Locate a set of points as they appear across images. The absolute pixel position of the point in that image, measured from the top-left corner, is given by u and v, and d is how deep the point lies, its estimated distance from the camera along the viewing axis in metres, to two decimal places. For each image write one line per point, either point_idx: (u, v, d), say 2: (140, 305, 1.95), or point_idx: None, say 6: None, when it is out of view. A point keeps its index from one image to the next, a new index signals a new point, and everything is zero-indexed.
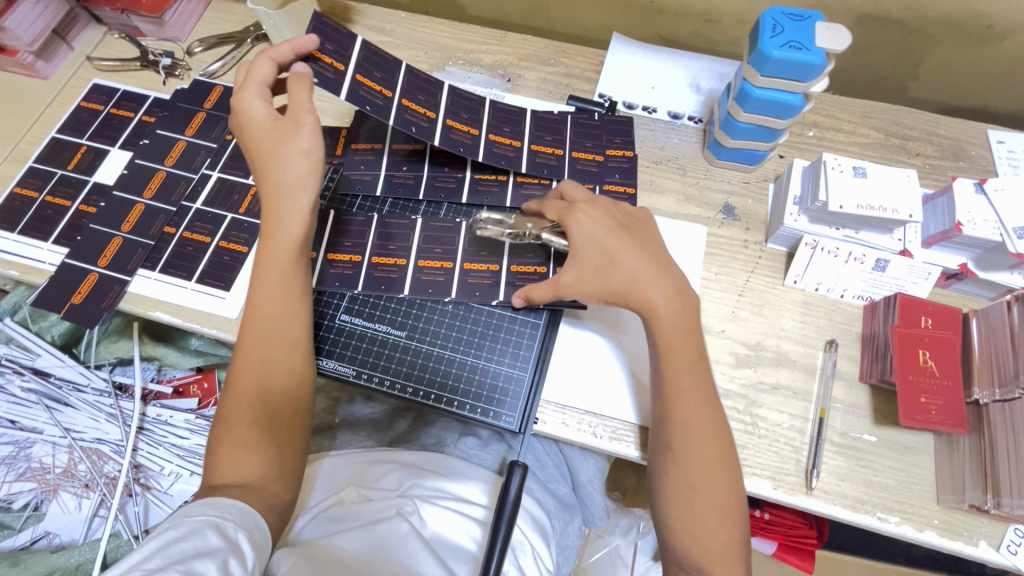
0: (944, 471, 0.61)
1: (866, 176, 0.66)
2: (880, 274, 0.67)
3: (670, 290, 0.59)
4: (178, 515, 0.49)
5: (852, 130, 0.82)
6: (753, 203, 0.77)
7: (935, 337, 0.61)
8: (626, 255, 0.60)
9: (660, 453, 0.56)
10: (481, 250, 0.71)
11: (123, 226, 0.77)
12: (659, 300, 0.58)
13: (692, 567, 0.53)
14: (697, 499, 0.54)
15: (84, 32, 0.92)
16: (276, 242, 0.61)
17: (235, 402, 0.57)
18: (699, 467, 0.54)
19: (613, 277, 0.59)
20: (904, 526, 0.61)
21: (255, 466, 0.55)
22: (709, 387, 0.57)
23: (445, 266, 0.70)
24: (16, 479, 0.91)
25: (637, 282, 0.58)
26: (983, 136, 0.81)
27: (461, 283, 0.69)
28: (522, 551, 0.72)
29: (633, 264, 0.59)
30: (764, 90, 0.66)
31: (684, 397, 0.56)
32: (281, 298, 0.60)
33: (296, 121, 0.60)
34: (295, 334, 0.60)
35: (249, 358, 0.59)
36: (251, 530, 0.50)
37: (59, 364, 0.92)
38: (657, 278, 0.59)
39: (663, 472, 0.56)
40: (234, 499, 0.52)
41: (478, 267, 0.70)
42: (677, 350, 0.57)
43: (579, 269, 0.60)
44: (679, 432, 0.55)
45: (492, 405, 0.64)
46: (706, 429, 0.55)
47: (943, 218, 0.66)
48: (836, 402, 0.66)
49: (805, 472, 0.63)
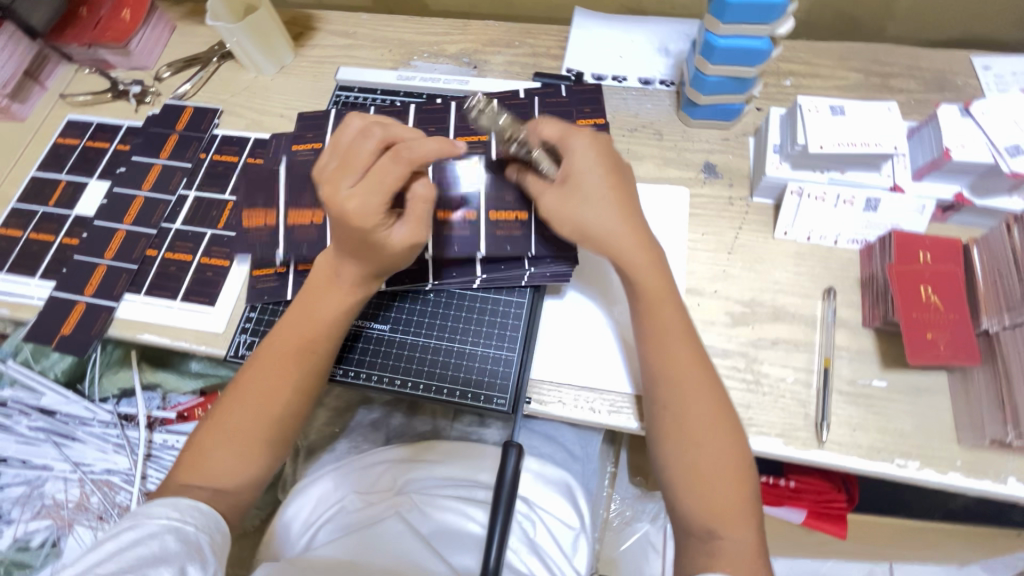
0: (961, 409, 0.58)
1: (845, 114, 0.64)
2: (873, 214, 0.65)
3: (642, 240, 0.57)
4: (137, 517, 0.49)
5: (830, 74, 0.79)
6: (735, 158, 0.75)
7: (935, 271, 0.59)
8: (608, 197, 0.58)
9: (658, 414, 0.54)
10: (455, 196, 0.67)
11: (106, 253, 0.77)
12: (632, 248, 0.57)
13: (700, 529, 0.51)
14: (699, 459, 0.52)
15: (56, 72, 0.93)
16: (326, 298, 0.60)
17: (240, 397, 0.58)
18: (698, 422, 0.53)
19: (587, 214, 0.57)
20: (926, 471, 0.58)
21: (238, 470, 0.56)
22: (697, 341, 0.56)
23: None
24: (32, 517, 0.92)
25: (612, 226, 0.57)
26: (968, 64, 0.78)
27: (438, 234, 0.66)
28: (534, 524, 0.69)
29: (608, 207, 0.57)
30: (728, 38, 0.64)
31: (672, 352, 0.55)
32: (306, 327, 0.59)
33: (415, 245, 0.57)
34: (314, 361, 0.59)
35: (262, 357, 0.59)
36: (211, 533, 0.51)
37: (64, 401, 0.93)
38: (629, 226, 0.57)
39: (663, 431, 0.54)
40: (197, 498, 0.53)
41: (454, 217, 0.66)
42: (661, 304, 0.56)
43: (562, 193, 0.59)
44: (671, 388, 0.54)
45: (482, 389, 0.63)
46: (701, 385, 0.54)
47: (930, 147, 0.63)
48: (841, 350, 0.63)
49: (816, 425, 0.60)
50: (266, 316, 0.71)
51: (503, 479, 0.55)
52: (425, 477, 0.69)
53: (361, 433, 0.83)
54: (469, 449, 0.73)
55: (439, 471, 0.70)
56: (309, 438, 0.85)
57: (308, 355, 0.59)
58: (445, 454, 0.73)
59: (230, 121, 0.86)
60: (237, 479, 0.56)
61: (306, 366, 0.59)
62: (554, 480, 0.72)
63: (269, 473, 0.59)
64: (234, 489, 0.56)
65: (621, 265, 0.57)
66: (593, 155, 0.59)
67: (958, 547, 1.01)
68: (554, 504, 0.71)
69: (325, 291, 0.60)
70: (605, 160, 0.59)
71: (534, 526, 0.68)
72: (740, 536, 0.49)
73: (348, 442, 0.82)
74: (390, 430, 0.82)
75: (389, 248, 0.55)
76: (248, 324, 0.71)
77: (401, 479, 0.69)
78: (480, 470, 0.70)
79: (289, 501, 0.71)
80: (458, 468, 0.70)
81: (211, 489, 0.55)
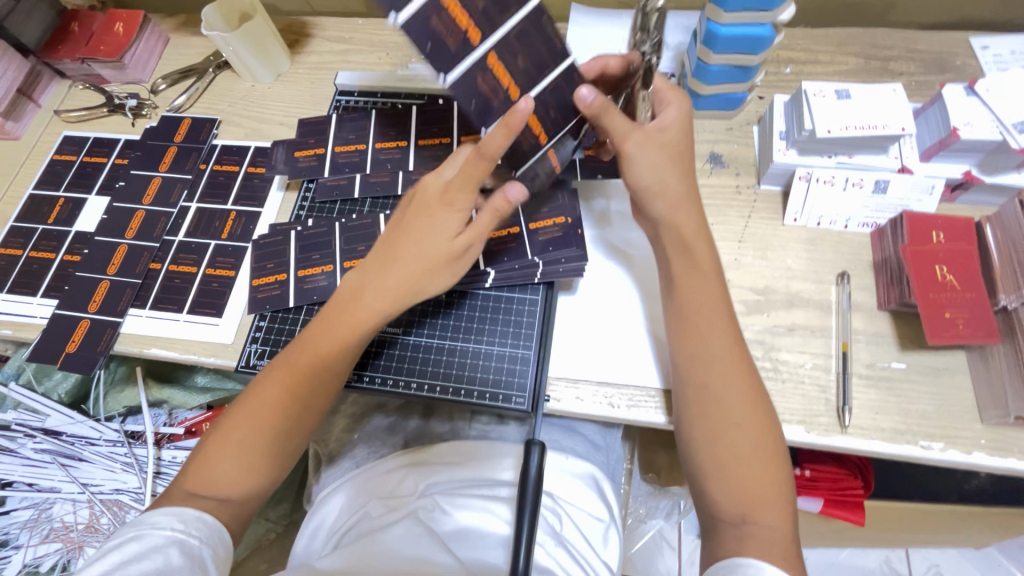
0: (983, 388, 0.58)
1: (850, 97, 0.64)
2: (881, 196, 0.65)
3: (697, 216, 0.59)
4: (142, 526, 0.49)
5: (830, 60, 0.79)
6: (740, 147, 0.75)
7: (949, 250, 0.59)
8: (680, 167, 0.59)
9: (698, 393, 0.54)
10: (517, 57, 0.53)
11: (109, 269, 0.76)
12: (689, 225, 0.59)
13: (731, 515, 0.50)
14: (731, 440, 0.51)
15: (49, 89, 0.92)
16: (360, 303, 0.59)
17: (257, 405, 0.56)
18: (731, 406, 0.52)
19: (669, 181, 0.59)
20: (950, 452, 0.57)
21: (250, 483, 0.55)
22: (734, 323, 0.56)
23: (471, 32, 0.50)
24: (40, 542, 0.91)
25: (679, 198, 0.59)
26: (966, 45, 0.78)
27: (467, 76, 0.52)
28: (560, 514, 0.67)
29: (674, 176, 0.59)
30: (731, 27, 0.64)
31: (717, 328, 0.55)
32: (330, 333, 0.58)
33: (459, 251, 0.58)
34: (335, 371, 0.58)
35: (285, 365, 0.58)
36: (216, 547, 0.50)
37: (70, 421, 0.91)
38: (687, 202, 0.59)
39: (698, 412, 0.54)
40: (202, 509, 0.52)
41: (499, 77, 0.53)
42: (711, 281, 0.57)
43: (654, 153, 0.58)
44: (712, 366, 0.54)
45: (500, 388, 0.63)
46: (734, 370, 0.54)
47: (937, 127, 0.63)
48: (857, 333, 0.63)
49: (837, 411, 0.60)
50: (275, 325, 0.69)
51: (527, 477, 0.55)
52: (448, 479, 0.69)
53: (379, 438, 0.81)
54: (486, 449, 0.72)
55: (456, 472, 0.69)
56: (329, 446, 0.84)
57: (326, 366, 0.58)
58: (460, 455, 0.72)
59: (228, 131, 0.86)
60: (244, 490, 0.55)
61: (324, 371, 0.58)
62: (581, 473, 0.71)
63: (271, 486, 0.58)
64: (239, 500, 0.54)
65: (685, 239, 0.58)
66: (682, 118, 0.60)
67: (975, 529, 1.01)
68: (581, 496, 0.70)
69: (359, 297, 0.59)
70: (686, 128, 0.60)
71: (560, 519, 0.67)
72: (771, 520, 0.49)
73: (367, 448, 0.80)
74: (408, 434, 0.81)
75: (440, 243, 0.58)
76: (259, 333, 0.69)
77: (420, 482, 0.69)
78: (498, 470, 0.69)
79: (308, 518, 0.70)
80: (477, 468, 0.69)
81: (217, 500, 0.53)
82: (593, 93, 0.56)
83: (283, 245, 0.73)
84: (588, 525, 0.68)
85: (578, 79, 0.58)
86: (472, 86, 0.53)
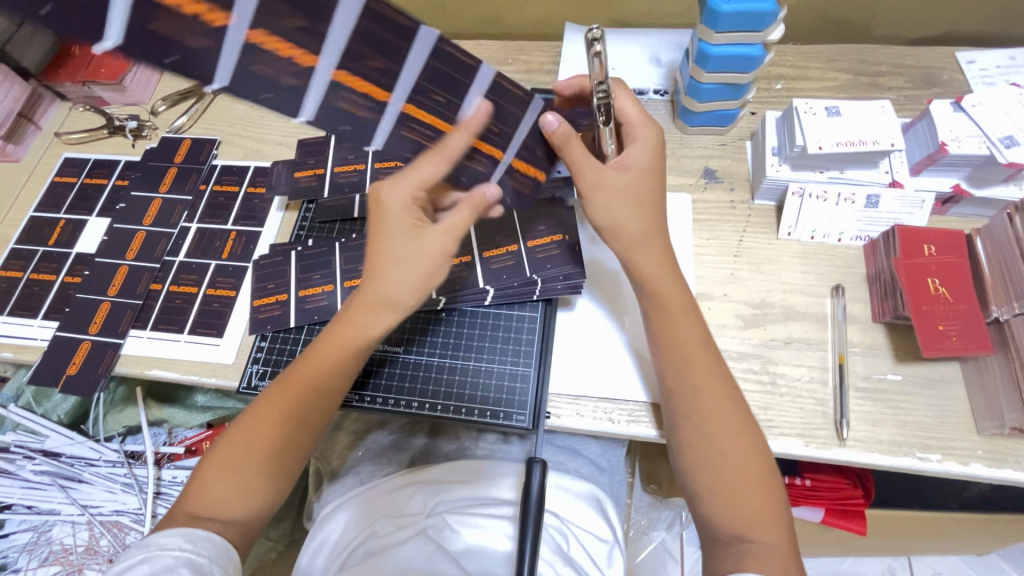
0: (978, 399, 0.59)
1: (840, 114, 0.65)
2: (873, 210, 0.66)
3: (661, 253, 0.59)
4: (151, 548, 0.49)
5: (820, 75, 0.81)
6: (733, 162, 0.76)
7: (941, 263, 0.60)
8: (643, 206, 0.58)
9: (682, 423, 0.55)
10: (437, 94, 0.50)
11: (110, 290, 0.77)
12: (652, 263, 0.58)
13: (729, 534, 0.51)
14: (724, 463, 0.52)
15: (49, 111, 0.92)
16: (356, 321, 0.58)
17: (253, 429, 0.56)
18: (721, 427, 0.53)
19: (627, 222, 0.58)
20: (947, 463, 0.58)
21: (250, 507, 0.55)
22: (712, 349, 0.57)
23: (377, 96, 0.48)
24: (39, 565, 0.89)
25: (642, 236, 0.58)
26: (952, 60, 0.80)
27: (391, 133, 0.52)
28: (568, 538, 0.68)
29: (639, 215, 0.58)
30: (721, 46, 0.65)
31: (693, 359, 0.56)
32: (327, 353, 0.58)
33: (435, 254, 0.57)
34: (331, 394, 0.59)
35: (279, 389, 0.58)
36: (225, 565, 0.51)
37: (69, 442, 0.91)
38: (651, 238, 0.58)
39: (685, 440, 0.54)
40: (207, 530, 0.52)
41: (424, 119, 0.52)
42: (682, 314, 0.57)
43: (608, 198, 0.58)
44: (695, 394, 0.54)
45: (500, 406, 0.63)
46: (718, 393, 0.54)
47: (926, 142, 0.65)
48: (853, 346, 0.64)
49: (835, 423, 0.60)
50: (276, 345, 0.70)
51: (529, 495, 0.56)
52: (454, 497, 0.69)
53: (381, 456, 0.81)
54: (490, 467, 0.72)
55: (460, 491, 0.69)
56: (332, 463, 0.85)
57: (323, 387, 0.58)
58: (468, 474, 0.72)
59: (228, 151, 0.86)
60: (246, 514, 0.55)
61: (320, 392, 0.58)
62: (583, 493, 0.71)
63: (273, 506, 0.58)
64: (241, 521, 0.55)
65: (647, 277, 0.58)
66: (648, 157, 0.59)
67: (977, 537, 1.01)
68: (584, 516, 0.70)
69: (349, 314, 0.59)
70: (652, 163, 0.59)
71: (567, 539, 0.68)
72: (771, 537, 0.49)
73: (370, 466, 0.80)
74: (410, 452, 0.81)
75: (412, 246, 0.57)
76: (260, 353, 0.70)
77: (427, 500, 0.69)
78: (501, 488, 0.69)
79: (311, 534, 0.70)
80: (481, 486, 0.70)
81: (219, 521, 0.54)
82: (559, 117, 0.58)
83: (283, 265, 0.74)
84: (592, 546, 0.68)
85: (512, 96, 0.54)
86: (402, 137, 0.54)
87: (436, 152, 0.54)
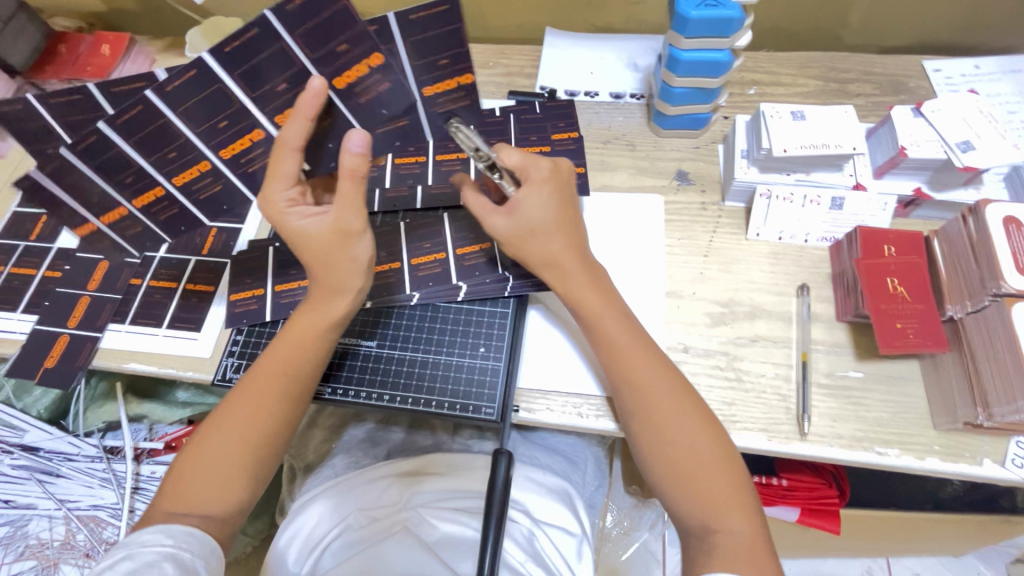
0: (934, 395, 0.60)
1: (805, 118, 0.68)
2: (839, 212, 0.68)
3: (582, 256, 0.61)
4: (132, 545, 0.49)
5: (792, 82, 0.83)
6: (705, 165, 0.78)
7: (900, 263, 0.61)
8: (557, 218, 0.60)
9: (635, 423, 0.56)
10: (220, 122, 0.57)
11: (47, 361, 0.72)
12: (577, 269, 0.61)
13: (698, 527, 0.52)
14: (677, 456, 0.54)
15: None
16: (315, 309, 0.60)
17: (224, 418, 0.58)
18: (671, 424, 0.54)
19: (549, 238, 0.60)
20: (905, 457, 0.59)
21: (223, 499, 0.55)
22: (650, 345, 0.59)
23: (201, 167, 0.62)
24: (15, 559, 0.90)
25: (558, 255, 0.60)
26: (919, 68, 0.82)
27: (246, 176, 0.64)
28: (537, 538, 0.68)
29: (559, 227, 0.61)
30: (691, 51, 0.67)
31: (631, 357, 0.57)
32: (292, 342, 0.60)
33: (351, 231, 0.57)
34: (297, 386, 0.59)
35: (247, 381, 0.59)
36: (207, 558, 0.51)
37: (47, 437, 0.91)
38: (570, 246, 0.61)
39: (643, 442, 0.56)
40: (187, 525, 0.53)
41: (242, 143, 0.60)
42: (606, 312, 0.59)
43: (512, 221, 0.60)
44: (635, 390, 0.56)
45: (470, 399, 0.64)
46: (665, 387, 0.56)
47: (888, 146, 0.67)
48: (817, 344, 0.65)
49: (797, 418, 0.61)
50: (252, 338, 0.71)
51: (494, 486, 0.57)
52: (433, 489, 0.70)
53: (360, 449, 0.82)
54: (466, 461, 0.74)
55: (439, 483, 0.70)
56: (307, 458, 0.86)
57: (289, 377, 0.59)
58: (447, 466, 0.73)
59: None
60: (224, 504, 0.55)
61: (291, 384, 0.59)
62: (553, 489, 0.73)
63: (253, 498, 0.59)
64: (220, 514, 0.55)
65: (568, 286, 0.61)
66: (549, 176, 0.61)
67: (950, 537, 1.02)
68: (554, 514, 0.71)
69: (316, 303, 0.61)
70: (554, 178, 0.61)
71: (540, 541, 0.68)
72: (737, 524, 0.51)
73: (347, 457, 0.81)
74: (389, 445, 0.82)
75: (317, 231, 0.57)
76: (235, 346, 0.71)
77: (405, 492, 0.69)
78: (476, 480, 0.71)
79: (284, 527, 0.69)
80: (457, 479, 0.71)
81: (199, 515, 0.54)
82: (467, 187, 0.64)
83: (261, 262, 0.75)
84: (562, 544, 0.69)
85: (267, 46, 0.52)
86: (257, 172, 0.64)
87: (280, 146, 0.54)
